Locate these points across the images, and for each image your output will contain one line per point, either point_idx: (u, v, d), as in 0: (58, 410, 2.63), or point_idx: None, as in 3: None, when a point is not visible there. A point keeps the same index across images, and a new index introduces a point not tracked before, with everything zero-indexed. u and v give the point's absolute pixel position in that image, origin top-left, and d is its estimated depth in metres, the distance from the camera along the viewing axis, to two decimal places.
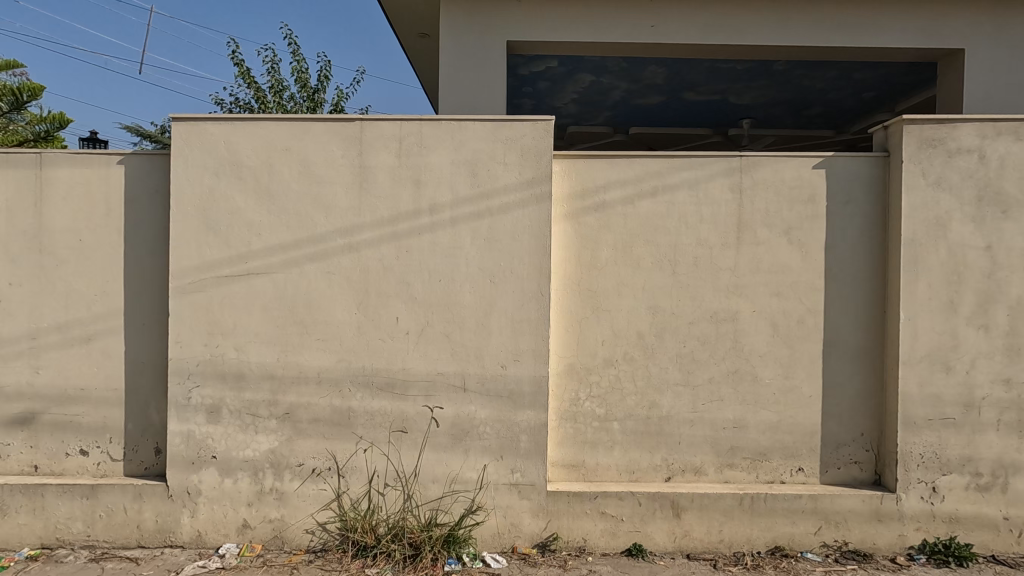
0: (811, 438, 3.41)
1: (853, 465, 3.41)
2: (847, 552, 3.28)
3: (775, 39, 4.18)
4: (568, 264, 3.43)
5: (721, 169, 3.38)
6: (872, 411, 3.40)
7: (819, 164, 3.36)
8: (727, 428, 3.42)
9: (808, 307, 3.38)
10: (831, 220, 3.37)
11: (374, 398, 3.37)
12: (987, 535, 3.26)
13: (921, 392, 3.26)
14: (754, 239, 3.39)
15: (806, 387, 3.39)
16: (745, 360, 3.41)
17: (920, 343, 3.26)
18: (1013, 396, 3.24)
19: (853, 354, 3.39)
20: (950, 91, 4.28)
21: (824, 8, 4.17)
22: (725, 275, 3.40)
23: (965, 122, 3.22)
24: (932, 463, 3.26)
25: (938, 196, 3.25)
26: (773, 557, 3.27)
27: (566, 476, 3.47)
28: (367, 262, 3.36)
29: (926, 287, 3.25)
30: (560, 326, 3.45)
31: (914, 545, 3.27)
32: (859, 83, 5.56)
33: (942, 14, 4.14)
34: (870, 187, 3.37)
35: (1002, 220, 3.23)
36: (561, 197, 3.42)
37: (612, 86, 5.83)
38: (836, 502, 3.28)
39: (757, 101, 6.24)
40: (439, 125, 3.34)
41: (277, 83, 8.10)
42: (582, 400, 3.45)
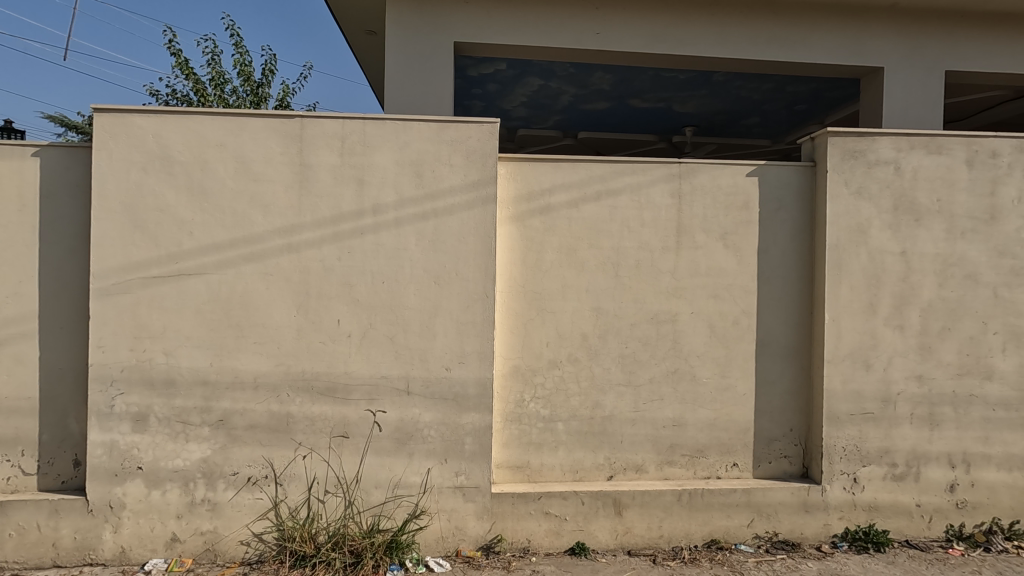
0: (745, 434, 3.55)
1: (783, 459, 3.58)
2: (777, 542, 3.44)
3: (714, 51, 4.35)
4: (514, 266, 3.45)
5: (662, 175, 3.48)
6: (800, 408, 3.58)
7: (752, 172, 3.52)
8: (667, 427, 3.52)
9: (743, 309, 3.53)
10: (763, 226, 3.54)
11: (314, 403, 3.28)
12: (902, 522, 3.49)
13: (845, 388, 3.45)
14: (692, 243, 3.51)
15: (741, 385, 3.54)
16: (684, 360, 3.52)
17: (844, 343, 3.46)
18: (925, 391, 3.49)
19: (784, 353, 3.56)
20: (871, 106, 4.57)
21: (759, 23, 4.37)
22: (665, 277, 3.50)
23: (883, 136, 3.45)
24: (854, 455, 3.47)
25: (860, 205, 3.46)
26: (709, 550, 3.38)
27: (511, 477, 3.48)
28: (307, 263, 3.27)
29: (849, 290, 3.46)
30: (505, 328, 3.46)
31: (838, 533, 3.46)
32: (792, 96, 5.86)
33: (864, 33, 4.41)
34: (798, 195, 3.55)
35: (915, 228, 3.47)
36: (507, 199, 3.44)
37: (560, 91, 5.91)
38: (768, 495, 3.44)
39: (699, 109, 6.47)
40: (384, 125, 3.29)
41: (217, 75, 7.77)
42: (527, 401, 3.47)
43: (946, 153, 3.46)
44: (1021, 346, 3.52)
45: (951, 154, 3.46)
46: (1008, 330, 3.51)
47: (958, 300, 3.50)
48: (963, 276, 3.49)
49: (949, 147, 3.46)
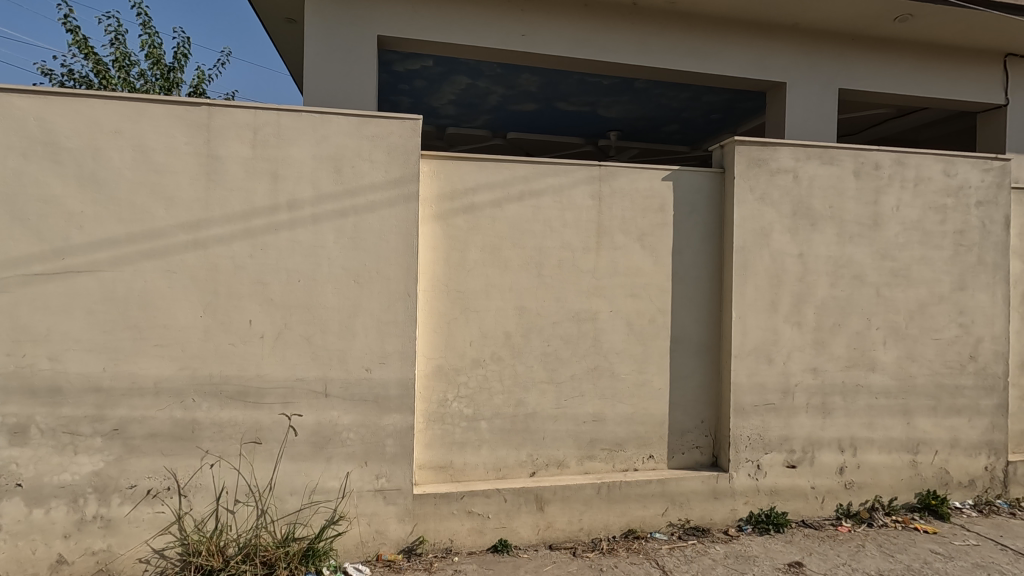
0: (660, 427, 3.72)
1: (695, 449, 3.77)
2: (688, 529, 3.62)
3: (634, 58, 4.51)
4: (436, 265, 3.42)
5: (583, 177, 3.57)
6: (710, 400, 3.79)
7: (667, 176, 3.69)
8: (587, 422, 3.62)
9: (659, 308, 3.69)
10: (677, 228, 3.71)
11: (223, 409, 3.10)
12: (799, 503, 3.78)
13: (749, 381, 3.69)
14: (612, 243, 3.62)
15: (656, 380, 3.70)
16: (604, 357, 3.63)
17: (749, 338, 3.69)
18: (819, 382, 3.79)
19: (696, 349, 3.76)
20: (775, 118, 4.90)
21: (676, 34, 4.57)
22: (586, 277, 3.60)
23: (783, 146, 3.71)
24: (758, 443, 3.71)
25: (763, 210, 3.70)
26: (626, 540, 3.51)
27: (434, 478, 3.45)
28: (216, 261, 3.08)
29: (753, 289, 3.70)
30: (428, 327, 3.42)
31: (743, 517, 3.70)
32: (707, 105, 6.19)
33: (770, 49, 4.73)
34: (709, 199, 3.76)
35: (811, 232, 3.76)
36: (429, 197, 3.41)
37: (488, 90, 5.93)
38: (681, 484, 3.61)
39: (623, 115, 6.69)
40: (300, 117, 3.16)
41: (122, 56, 7.17)
42: (450, 400, 3.46)
43: (837, 163, 3.78)
44: (899, 340, 3.90)
45: (841, 164, 3.78)
46: (888, 326, 3.89)
47: (847, 298, 3.82)
48: (851, 276, 3.83)
49: (839, 158, 3.78)
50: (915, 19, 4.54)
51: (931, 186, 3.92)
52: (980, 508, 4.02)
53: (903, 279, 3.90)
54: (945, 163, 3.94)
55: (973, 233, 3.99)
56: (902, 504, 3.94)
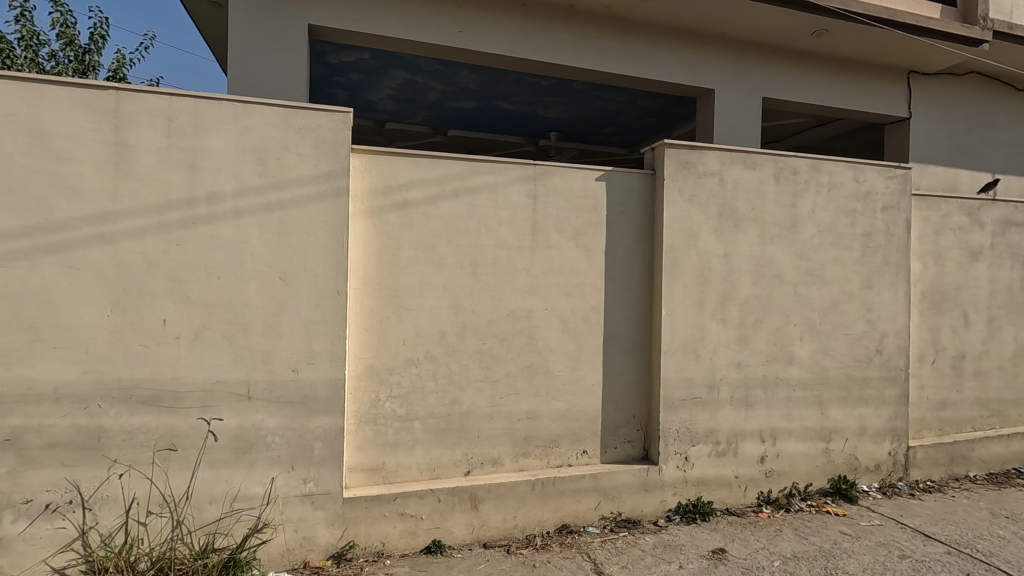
0: (593, 423, 3.79)
1: (627, 444, 3.87)
2: (620, 521, 3.71)
3: (571, 60, 4.57)
4: (368, 262, 3.34)
5: (518, 175, 3.58)
6: (641, 396, 3.90)
7: (600, 177, 3.76)
8: (522, 419, 3.63)
9: (592, 305, 3.76)
10: (609, 227, 3.79)
11: (134, 415, 2.90)
12: (724, 493, 3.95)
13: (678, 376, 3.82)
14: (546, 242, 3.65)
15: (589, 377, 3.77)
16: (539, 354, 3.66)
17: (678, 335, 3.82)
18: (742, 376, 3.98)
19: (628, 346, 3.85)
20: (705, 123, 5.09)
21: (611, 37, 4.67)
22: (521, 275, 3.61)
23: (710, 150, 3.86)
24: (686, 436, 3.85)
25: (691, 211, 3.84)
26: (560, 535, 3.55)
27: (366, 480, 3.37)
28: (125, 256, 2.88)
29: (682, 287, 3.83)
30: (359, 326, 3.34)
31: (672, 508, 3.83)
32: (643, 109, 6.37)
33: (699, 57, 4.91)
34: (641, 200, 3.86)
35: (735, 233, 3.94)
36: (361, 193, 3.32)
37: (427, 86, 5.85)
38: (613, 478, 3.69)
39: (562, 116, 6.78)
40: (220, 106, 3.00)
41: (29, 35, 6.58)
42: (382, 401, 3.38)
43: (758, 168, 3.97)
44: (815, 335, 4.15)
45: (762, 169, 3.98)
46: (805, 322, 4.12)
47: (768, 296, 4.03)
48: (772, 275, 4.03)
49: (761, 163, 3.98)
50: (830, 34, 4.84)
51: (842, 192, 4.19)
52: (884, 490, 4.34)
53: (818, 278, 4.15)
54: (855, 170, 4.23)
55: (879, 236, 4.29)
56: (816, 490, 4.20)
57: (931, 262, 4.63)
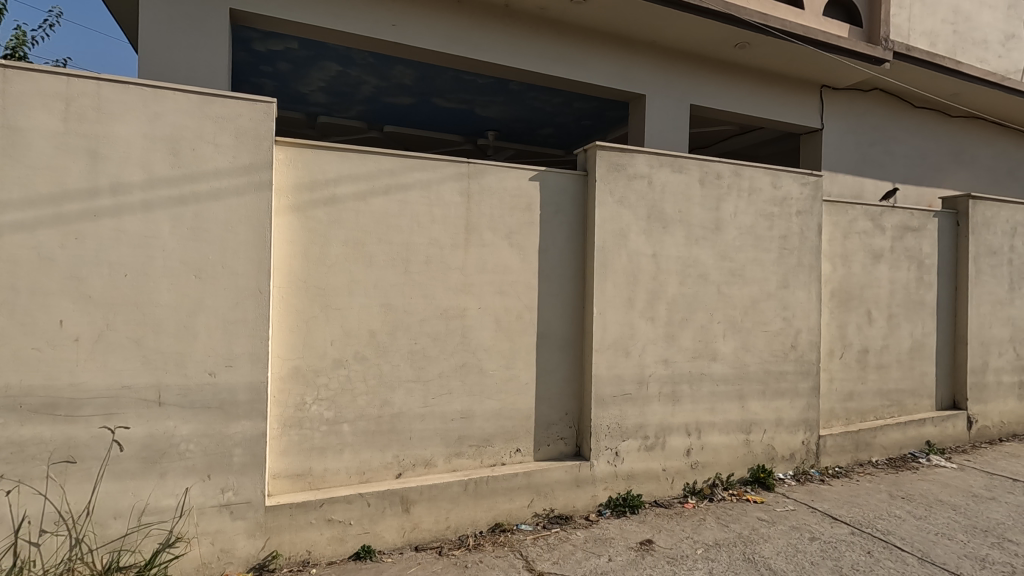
0: (527, 421, 3.81)
1: (559, 441, 3.92)
2: (552, 518, 3.76)
3: (506, 59, 4.58)
4: (293, 259, 3.20)
5: (451, 173, 3.54)
6: (574, 393, 3.96)
7: (533, 177, 3.78)
8: (455, 419, 3.60)
9: (526, 304, 3.78)
10: (543, 227, 3.83)
11: (24, 425, 2.64)
12: (652, 485, 4.08)
13: (609, 373, 3.90)
14: (480, 241, 3.64)
15: (523, 375, 3.79)
16: (472, 353, 3.63)
17: (609, 333, 3.90)
18: (669, 372, 4.12)
19: (560, 344, 3.91)
20: (636, 127, 5.24)
21: (546, 39, 4.72)
22: (454, 274, 3.58)
23: (639, 154, 3.98)
24: (616, 432, 3.94)
25: (621, 212, 3.94)
26: (492, 534, 3.55)
27: (290, 487, 3.23)
28: (15, 251, 2.62)
29: (612, 286, 3.92)
30: (284, 326, 3.19)
31: (603, 502, 3.91)
32: (578, 111, 6.48)
33: (631, 62, 5.05)
34: (573, 200, 3.92)
35: (663, 233, 4.07)
36: (285, 188, 3.18)
37: (361, 80, 5.69)
38: (545, 475, 3.73)
39: (500, 115, 6.79)
40: (127, 90, 2.79)
41: None
42: (308, 404, 3.25)
43: (684, 171, 4.13)
44: (736, 332, 4.36)
45: (688, 173, 4.14)
46: (727, 320, 4.33)
47: (694, 295, 4.20)
48: (697, 275, 4.20)
49: (687, 166, 4.14)
50: (751, 47, 5.11)
51: (761, 196, 4.43)
52: (798, 477, 4.63)
53: (739, 278, 4.36)
54: (772, 176, 4.48)
55: (794, 238, 4.57)
56: (737, 479, 4.42)
57: (840, 263, 4.98)
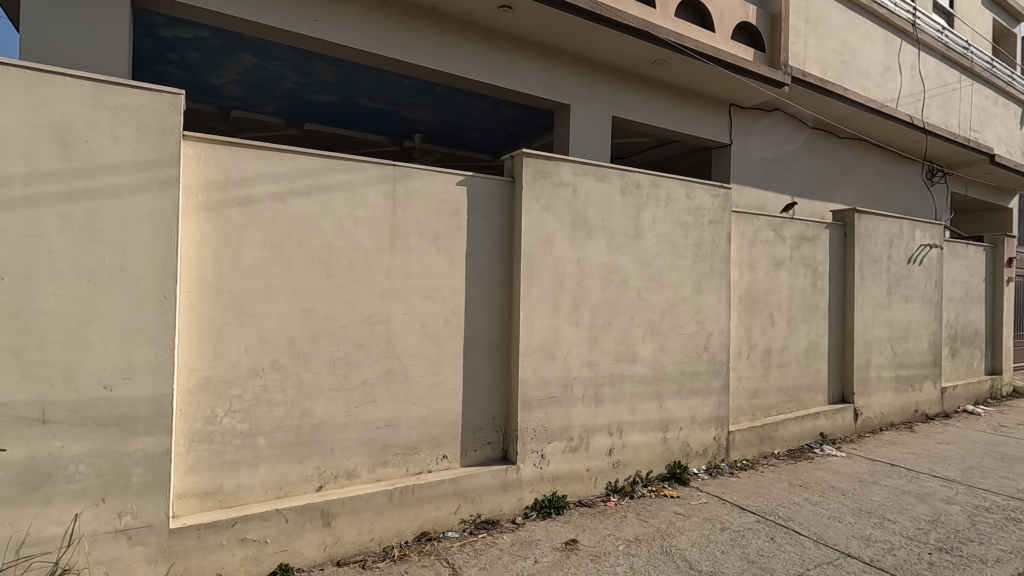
0: (453, 426, 3.79)
1: (486, 445, 3.93)
2: (479, 523, 3.75)
3: (433, 62, 4.55)
4: (203, 263, 3.00)
5: (377, 175, 3.46)
6: (501, 398, 3.99)
7: (461, 182, 3.78)
8: (379, 427, 3.51)
9: (453, 309, 3.76)
10: (470, 232, 3.83)
11: None
12: (577, 486, 4.18)
13: (535, 376, 3.96)
14: (406, 245, 3.58)
15: (450, 381, 3.76)
16: (397, 360, 3.56)
17: (534, 337, 3.96)
18: (592, 375, 4.25)
19: (487, 349, 3.92)
20: (561, 135, 5.37)
21: (473, 44, 4.74)
22: (380, 278, 3.49)
23: (564, 162, 4.08)
24: (542, 434, 4.01)
25: (548, 219, 4.02)
26: (418, 543, 3.49)
27: (198, 506, 3.01)
28: None
29: (538, 291, 3.98)
30: (192, 334, 2.98)
31: (529, 505, 3.96)
32: (505, 118, 6.55)
33: (556, 72, 5.18)
34: (500, 206, 3.95)
35: (586, 240, 4.20)
36: (194, 186, 2.98)
37: (279, 75, 5.44)
38: (472, 480, 3.72)
39: (427, 118, 6.72)
40: (6, 72, 2.49)
41: None
42: (219, 416, 3.05)
43: (606, 180, 4.28)
44: (655, 335, 4.57)
45: (610, 182, 4.30)
46: (646, 324, 4.52)
47: (615, 300, 4.36)
48: (618, 280, 4.37)
49: (609, 176, 4.30)
50: (668, 64, 5.39)
51: (677, 206, 4.68)
52: (710, 471, 4.92)
53: (657, 283, 4.58)
54: (687, 188, 4.75)
55: (707, 246, 4.86)
56: (656, 475, 4.62)
57: (747, 270, 5.35)
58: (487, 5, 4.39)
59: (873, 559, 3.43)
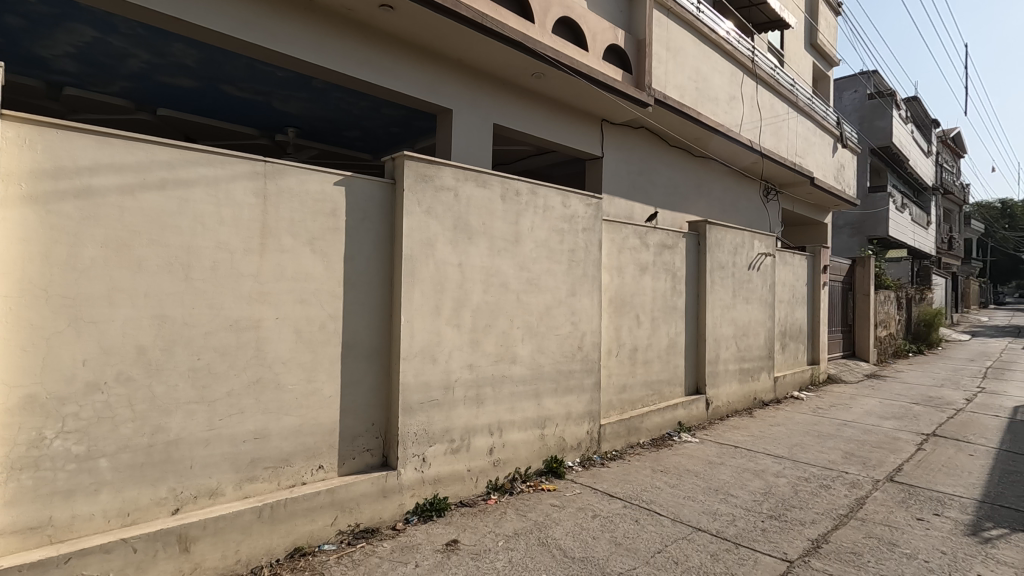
0: (330, 435, 3.65)
1: (365, 453, 3.84)
2: (358, 533, 3.65)
3: (309, 56, 4.35)
4: (27, 262, 2.59)
5: (244, 171, 3.24)
6: (381, 403, 3.92)
7: (339, 182, 3.67)
8: (247, 441, 3.28)
9: (329, 313, 3.63)
10: (349, 234, 3.72)
11: None
12: (458, 486, 4.23)
13: (416, 380, 3.95)
14: (278, 246, 3.39)
15: (326, 388, 3.62)
16: (268, 368, 3.36)
17: (416, 341, 3.95)
18: (474, 376, 4.33)
19: (366, 354, 3.83)
20: (443, 139, 5.40)
21: (351, 39, 4.60)
22: (248, 281, 3.27)
23: (446, 167, 4.12)
24: (423, 438, 4.00)
25: (429, 222, 4.02)
26: (291, 560, 3.31)
27: (20, 545, 2.59)
28: None
29: (420, 294, 3.97)
30: (11, 345, 2.56)
31: (410, 509, 3.93)
32: (386, 118, 6.43)
33: (438, 76, 5.20)
34: (380, 208, 3.89)
35: (468, 244, 4.27)
36: (16, 173, 2.57)
37: (127, 53, 4.86)
38: (350, 489, 3.61)
39: (301, 112, 6.39)
40: None
41: None
42: (48, 439, 2.65)
43: (487, 186, 4.39)
44: (533, 337, 4.77)
45: (491, 188, 4.42)
46: (525, 325, 4.70)
47: (496, 303, 4.48)
48: (498, 284, 4.49)
49: (490, 182, 4.41)
50: (545, 78, 5.66)
51: (553, 213, 4.93)
52: (584, 464, 5.23)
53: (535, 287, 4.78)
54: (563, 196, 5.02)
55: (580, 252, 5.18)
56: (534, 471, 4.82)
57: (616, 274, 5.78)
58: (367, 3, 4.31)
59: (719, 530, 3.88)
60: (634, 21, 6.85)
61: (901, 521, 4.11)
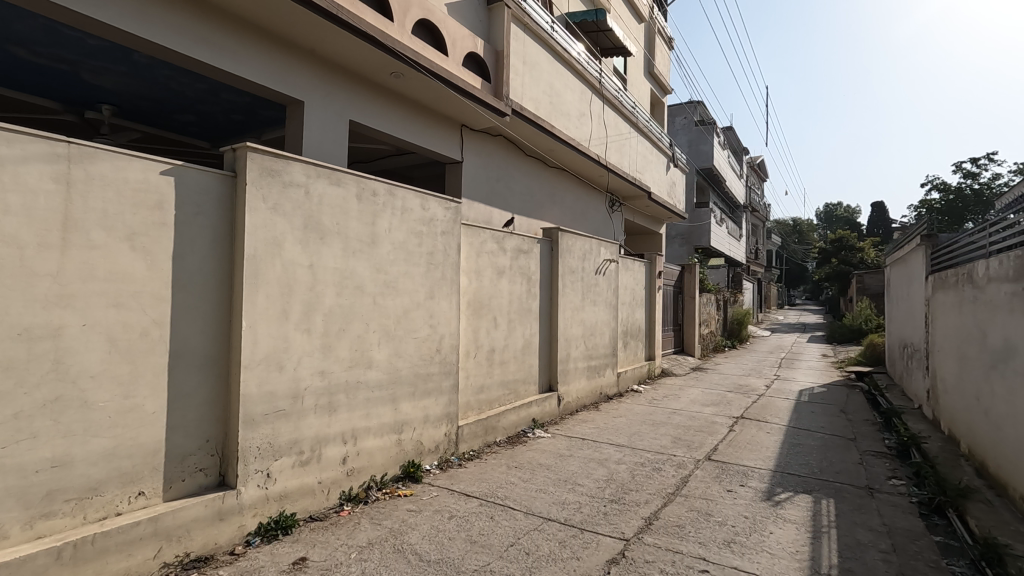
0: (153, 456, 3.23)
1: (198, 473, 3.46)
2: (188, 563, 3.26)
3: (133, 27, 3.83)
4: None
5: (41, 152, 2.74)
6: (217, 417, 3.57)
7: (167, 172, 3.27)
8: (41, 471, 2.77)
9: (153, 319, 3.22)
10: (179, 230, 3.33)
11: None
12: (307, 500, 4.00)
13: (259, 390, 3.65)
14: (85, 241, 2.92)
15: (148, 403, 3.20)
16: (71, 384, 2.87)
17: (260, 347, 3.66)
18: (325, 384, 4.12)
19: (200, 363, 3.47)
20: (294, 133, 5.08)
21: (185, 14, 4.14)
22: (44, 283, 2.77)
23: (295, 162, 3.88)
24: (267, 452, 3.72)
25: (275, 220, 3.76)
26: None
27: None
28: None
29: (264, 298, 3.69)
30: None
31: (252, 531, 3.62)
32: (226, 103, 5.86)
33: (287, 64, 4.88)
34: (218, 203, 3.55)
35: (319, 244, 4.06)
36: None
37: None
38: (179, 515, 3.23)
39: (120, 88, 5.57)
40: None
41: None
42: None
43: (341, 185, 4.22)
44: (389, 340, 4.68)
45: (345, 186, 4.25)
46: (381, 329, 4.60)
47: (350, 306, 4.31)
48: (352, 287, 4.33)
49: (344, 181, 4.24)
50: (404, 78, 5.60)
51: (412, 215, 4.88)
52: (441, 466, 5.26)
53: (392, 289, 4.69)
54: (422, 199, 5.00)
55: (439, 255, 5.20)
56: (390, 477, 4.73)
57: (474, 277, 5.90)
58: None
59: (566, 518, 4.15)
60: (493, 31, 7.05)
61: (716, 493, 4.75)
